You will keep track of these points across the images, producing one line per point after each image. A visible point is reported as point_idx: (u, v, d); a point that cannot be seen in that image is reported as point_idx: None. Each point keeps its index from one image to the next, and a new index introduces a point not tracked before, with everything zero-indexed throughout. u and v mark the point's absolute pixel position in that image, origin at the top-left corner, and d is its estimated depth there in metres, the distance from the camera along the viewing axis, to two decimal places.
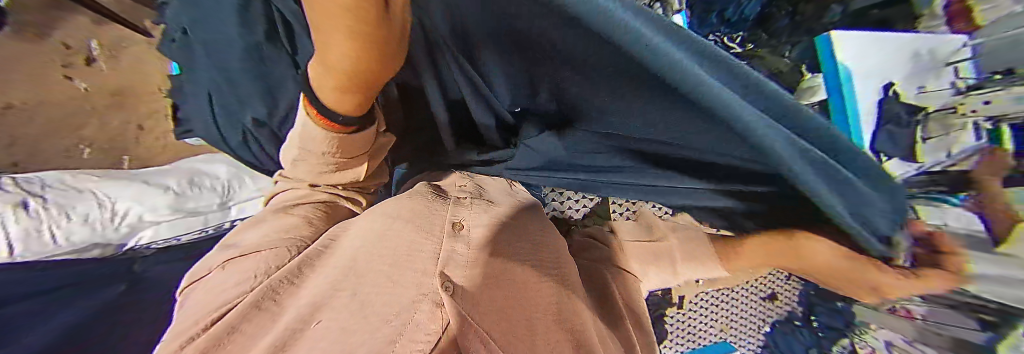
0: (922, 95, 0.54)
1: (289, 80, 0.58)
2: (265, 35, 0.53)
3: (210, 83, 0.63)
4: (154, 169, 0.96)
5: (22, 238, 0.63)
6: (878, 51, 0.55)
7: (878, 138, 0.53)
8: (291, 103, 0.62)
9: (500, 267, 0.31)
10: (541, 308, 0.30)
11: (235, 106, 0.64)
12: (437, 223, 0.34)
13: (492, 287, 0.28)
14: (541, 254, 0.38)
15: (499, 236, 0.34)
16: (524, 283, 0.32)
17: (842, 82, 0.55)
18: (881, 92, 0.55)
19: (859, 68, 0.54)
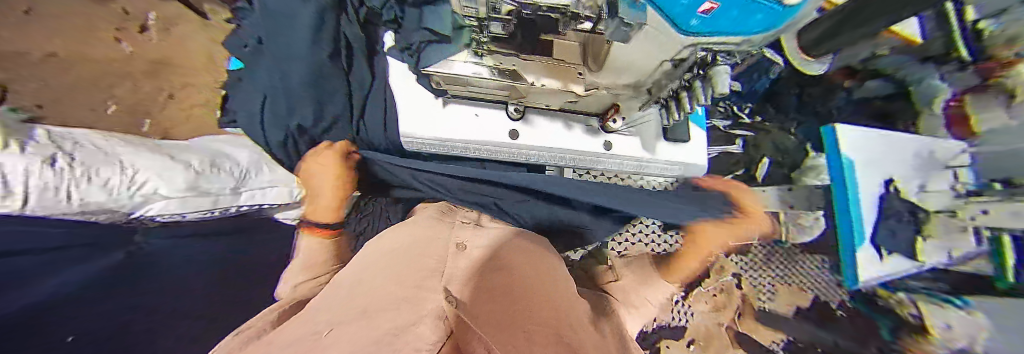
0: (926, 195, 0.60)
1: (340, 93, 0.64)
2: (330, 54, 0.61)
3: (267, 87, 0.59)
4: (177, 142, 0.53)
5: (42, 194, 0.33)
6: (874, 146, 0.58)
7: (878, 234, 0.56)
8: (335, 115, 0.64)
9: (492, 283, 0.27)
10: (542, 320, 0.23)
11: (284, 112, 0.60)
12: (438, 246, 0.33)
13: (485, 297, 0.23)
14: (540, 274, 0.33)
15: (499, 258, 0.32)
16: (521, 293, 0.27)
17: (846, 174, 0.56)
18: (882, 187, 0.57)
19: (860, 160, 0.56)
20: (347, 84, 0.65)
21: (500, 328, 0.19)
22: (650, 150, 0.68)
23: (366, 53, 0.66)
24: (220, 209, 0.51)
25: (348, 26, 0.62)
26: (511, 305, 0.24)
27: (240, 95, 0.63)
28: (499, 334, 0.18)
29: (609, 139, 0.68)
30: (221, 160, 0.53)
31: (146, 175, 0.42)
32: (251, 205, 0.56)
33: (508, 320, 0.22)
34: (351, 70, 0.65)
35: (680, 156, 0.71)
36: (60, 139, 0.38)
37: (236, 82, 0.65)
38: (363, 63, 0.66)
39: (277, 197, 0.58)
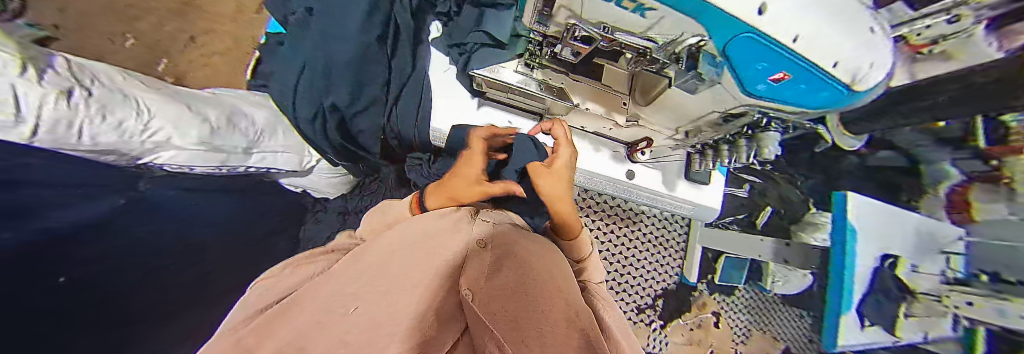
0: (916, 274, 0.62)
1: (379, 78, 0.63)
2: (376, 39, 0.59)
3: (307, 58, 0.56)
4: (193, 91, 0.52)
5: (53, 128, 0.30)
6: (878, 219, 0.59)
7: (865, 305, 0.57)
8: (370, 101, 0.64)
9: (508, 277, 0.30)
10: (553, 314, 0.25)
11: (318, 87, 0.57)
12: (458, 240, 0.36)
13: (502, 293, 0.26)
14: (546, 272, 0.35)
15: (506, 249, 0.36)
16: (538, 292, 0.29)
17: (847, 241, 0.57)
18: (878, 261, 0.58)
19: (864, 230, 0.57)
20: (387, 70, 0.63)
21: (512, 320, 0.22)
22: (669, 188, 0.72)
23: (412, 41, 0.64)
24: (229, 167, 0.52)
25: (402, 12, 0.61)
26: (527, 297, 0.27)
27: (277, 57, 0.59)
28: (507, 325, 0.21)
29: (632, 169, 0.71)
30: (237, 118, 0.52)
31: (161, 123, 0.41)
32: (263, 168, 0.57)
33: (515, 315, 0.23)
34: (394, 54, 0.63)
35: (697, 199, 0.76)
36: (83, 72, 0.35)
37: (274, 45, 0.60)
38: (409, 47, 0.64)
39: (286, 163, 0.60)
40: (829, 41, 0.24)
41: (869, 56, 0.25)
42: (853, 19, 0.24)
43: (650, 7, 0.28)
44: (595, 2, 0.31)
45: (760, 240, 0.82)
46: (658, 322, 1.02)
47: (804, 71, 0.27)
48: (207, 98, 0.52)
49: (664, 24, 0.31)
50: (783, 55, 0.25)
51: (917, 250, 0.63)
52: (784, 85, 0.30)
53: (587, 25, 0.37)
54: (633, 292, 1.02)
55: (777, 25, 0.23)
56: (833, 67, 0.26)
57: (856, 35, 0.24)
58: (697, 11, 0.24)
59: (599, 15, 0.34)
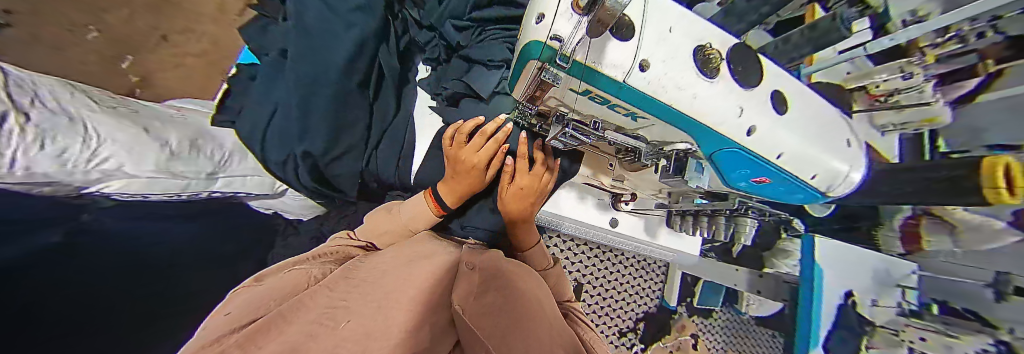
0: (876, 307, 0.66)
1: (363, 122, 0.62)
2: (359, 83, 0.60)
3: (283, 100, 0.55)
4: (151, 112, 0.47)
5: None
6: (842, 260, 0.64)
7: (830, 340, 0.61)
8: (347, 147, 0.61)
9: (496, 296, 0.33)
10: (535, 331, 0.28)
11: (294, 135, 0.55)
12: (426, 270, 0.35)
13: (490, 311, 0.30)
14: (541, 299, 0.38)
15: (496, 269, 0.39)
16: (519, 310, 0.31)
17: (815, 279, 0.61)
18: (841, 298, 0.63)
19: (829, 270, 0.62)
20: (369, 113, 0.64)
21: (501, 336, 0.26)
22: (651, 235, 0.78)
23: (397, 82, 0.67)
24: (189, 193, 0.49)
25: (387, 57, 0.64)
26: (508, 316, 0.30)
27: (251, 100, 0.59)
28: (495, 339, 0.25)
29: (616, 216, 0.77)
30: (203, 141, 0.51)
31: (112, 150, 0.37)
32: (228, 192, 0.56)
33: (502, 334, 0.26)
34: (376, 97, 0.65)
35: (676, 245, 0.82)
36: (24, 89, 0.31)
37: (246, 81, 0.61)
38: (393, 89, 0.66)
39: (258, 186, 0.60)
40: (803, 164, 0.36)
41: (842, 171, 0.37)
42: (830, 150, 0.36)
43: (642, 116, 0.34)
44: (591, 104, 0.36)
45: (735, 269, 0.87)
46: (639, 345, 1.04)
47: (781, 177, 0.37)
48: (172, 117, 0.50)
49: (652, 129, 0.38)
50: (771, 168, 0.36)
51: (879, 286, 0.68)
52: (761, 185, 0.41)
53: (576, 116, 0.40)
54: (616, 313, 1.04)
55: (762, 146, 0.34)
56: (811, 178, 0.37)
57: (825, 162, 0.36)
58: (700, 135, 0.34)
59: (591, 110, 0.38)
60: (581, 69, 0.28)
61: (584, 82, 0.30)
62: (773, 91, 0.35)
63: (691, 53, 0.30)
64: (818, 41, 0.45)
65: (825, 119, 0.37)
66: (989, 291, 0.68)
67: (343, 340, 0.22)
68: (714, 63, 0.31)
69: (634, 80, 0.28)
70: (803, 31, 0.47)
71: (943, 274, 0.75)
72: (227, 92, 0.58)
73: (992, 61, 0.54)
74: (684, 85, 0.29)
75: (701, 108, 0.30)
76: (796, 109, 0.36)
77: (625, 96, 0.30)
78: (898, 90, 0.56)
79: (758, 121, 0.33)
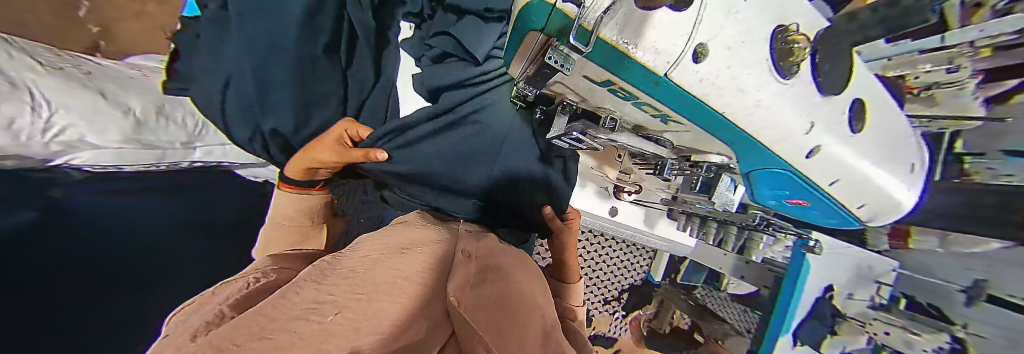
0: (849, 300, 0.69)
1: None
2: (324, 46, 0.54)
3: (236, 66, 0.49)
4: (103, 72, 0.45)
5: None
6: (837, 261, 0.66)
7: (801, 328, 0.65)
8: (324, 121, 0.56)
9: (492, 288, 0.31)
10: (533, 329, 0.27)
11: (255, 103, 0.51)
12: (417, 258, 0.32)
13: (486, 303, 0.27)
14: (539, 294, 0.39)
15: (493, 264, 0.38)
16: (513, 300, 0.30)
17: (797, 278, 0.64)
18: (820, 292, 0.66)
19: (818, 270, 0.64)
20: (343, 83, 0.59)
21: (496, 326, 0.24)
22: (649, 225, 0.80)
23: (372, 44, 0.59)
24: (168, 163, 0.50)
25: (358, 12, 0.56)
26: (508, 308, 0.28)
27: (200, 62, 0.50)
28: (492, 331, 0.22)
29: (616, 205, 0.76)
30: (170, 106, 0.51)
31: (68, 120, 0.37)
32: (211, 161, 0.56)
33: (498, 326, 0.24)
34: (349, 63, 0.58)
35: (674, 235, 0.85)
36: None
37: (193, 39, 0.50)
38: (370, 55, 0.58)
39: (240, 157, 0.60)
40: (849, 189, 0.36)
41: (868, 196, 0.37)
42: (884, 173, 0.36)
43: (675, 121, 0.30)
44: (612, 98, 0.31)
45: (722, 254, 0.88)
46: (621, 312, 1.17)
47: (822, 201, 0.37)
48: (131, 78, 0.49)
49: (683, 133, 0.34)
50: (819, 194, 0.35)
51: (862, 282, 0.71)
52: (796, 205, 0.41)
53: (582, 107, 0.38)
54: (603, 285, 1.13)
55: (815, 168, 0.32)
56: (857, 206, 0.38)
57: (875, 191, 0.37)
58: (748, 150, 0.30)
59: (608, 105, 0.33)
60: (608, 53, 0.21)
61: (606, 71, 0.24)
62: (854, 102, 0.31)
63: (770, 38, 0.23)
64: (890, 23, 0.29)
65: (885, 138, 0.35)
66: (960, 295, 0.70)
67: (338, 320, 0.19)
68: (793, 58, 0.25)
69: (680, 74, 0.21)
70: (875, 7, 0.30)
71: (922, 274, 0.75)
72: (174, 53, 0.49)
73: None
74: (750, 89, 0.23)
75: (759, 120, 0.25)
76: (872, 125, 0.33)
77: (659, 91, 0.24)
78: (936, 83, 0.50)
79: (826, 140, 0.29)
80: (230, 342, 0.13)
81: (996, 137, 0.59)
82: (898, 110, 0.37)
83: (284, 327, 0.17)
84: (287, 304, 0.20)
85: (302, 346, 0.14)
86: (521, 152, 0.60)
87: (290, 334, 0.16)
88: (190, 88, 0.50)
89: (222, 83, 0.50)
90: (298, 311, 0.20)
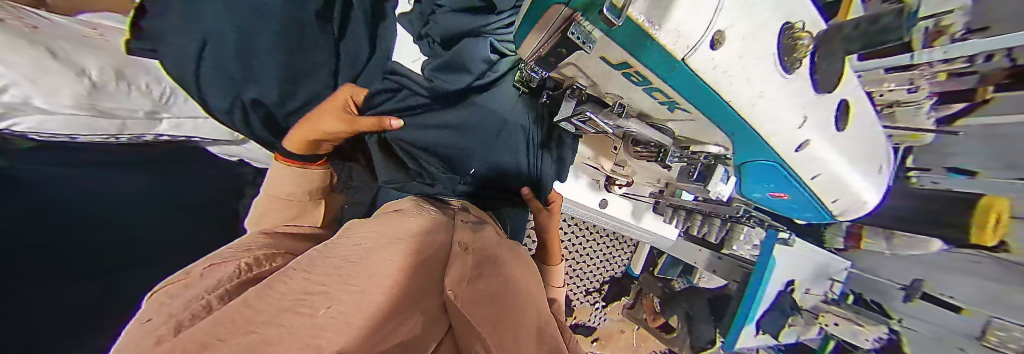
0: (805, 295, 0.76)
1: (326, 67, 0.55)
2: (318, 13, 0.51)
3: (216, 25, 0.43)
4: (38, 25, 0.37)
5: None
6: (801, 257, 0.72)
7: (763, 318, 0.71)
8: (311, 95, 0.56)
9: (490, 283, 0.31)
10: (526, 326, 0.28)
11: (236, 74, 0.47)
12: (411, 248, 0.31)
13: (480, 299, 0.28)
14: (534, 286, 0.40)
15: (492, 260, 0.38)
16: (511, 299, 0.31)
17: (764, 272, 0.69)
18: (784, 285, 0.72)
19: (783, 265, 0.70)
20: (336, 55, 0.56)
21: (494, 323, 0.25)
22: (636, 218, 0.82)
23: (370, 14, 0.56)
24: (130, 135, 0.45)
25: None
26: (502, 302, 0.29)
27: (171, 21, 0.42)
28: (490, 327, 0.24)
29: (607, 198, 0.79)
30: (131, 70, 0.43)
31: None
32: (179, 135, 0.52)
33: (494, 325, 0.25)
34: (345, 34, 0.56)
35: (658, 228, 0.88)
36: None
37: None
38: (364, 24, 0.55)
39: (214, 132, 0.55)
40: (824, 186, 0.39)
41: (841, 193, 0.41)
42: (857, 175, 0.39)
43: (682, 107, 0.31)
44: (625, 83, 0.31)
45: (698, 250, 0.93)
46: (601, 302, 1.23)
47: (799, 194, 0.40)
48: (84, 37, 0.41)
49: (687, 123, 0.35)
50: (800, 185, 0.39)
51: (820, 279, 0.78)
52: (778, 199, 0.45)
53: (591, 91, 0.39)
54: (586, 277, 1.18)
55: (799, 161, 0.34)
56: (832, 201, 0.42)
57: (849, 187, 0.40)
58: (745, 141, 0.31)
59: (619, 90, 0.34)
60: (631, 32, 0.21)
61: (626, 51, 0.24)
62: (839, 102, 0.33)
63: (780, 34, 0.24)
64: (866, 42, 0.26)
65: (862, 138, 0.37)
66: (900, 292, 0.78)
67: (329, 313, 0.19)
68: (798, 54, 0.26)
69: (699, 59, 0.22)
70: (860, 23, 0.26)
71: (868, 272, 0.83)
72: (139, 10, 0.40)
73: (991, 87, 0.52)
74: (756, 79, 0.25)
75: (761, 111, 0.27)
76: (852, 124, 0.35)
77: (676, 77, 0.24)
78: (897, 101, 0.54)
79: (814, 135, 0.32)
80: (214, 336, 0.13)
81: (943, 155, 0.66)
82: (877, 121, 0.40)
83: (272, 320, 0.16)
84: (275, 295, 0.20)
85: (296, 339, 0.14)
86: (529, 137, 0.61)
87: (280, 328, 0.15)
88: (160, 50, 0.43)
89: (197, 44, 0.43)
90: (287, 302, 0.19)
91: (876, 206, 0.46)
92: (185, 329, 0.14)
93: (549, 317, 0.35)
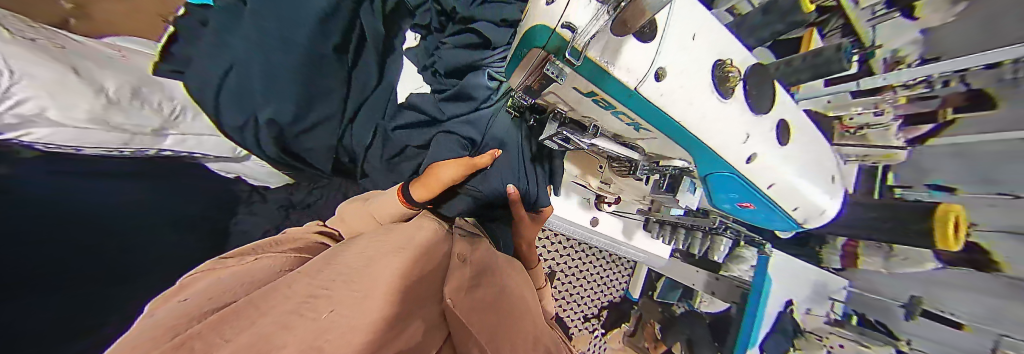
0: (805, 315, 0.74)
1: (337, 92, 0.58)
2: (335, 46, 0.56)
3: (242, 51, 0.47)
4: (69, 48, 0.40)
5: None
6: (794, 276, 0.71)
7: (767, 341, 0.69)
8: (323, 116, 0.57)
9: (486, 294, 0.31)
10: (526, 339, 0.28)
11: (254, 90, 0.48)
12: (412, 257, 0.31)
13: (479, 306, 0.28)
14: (529, 299, 0.39)
15: (488, 274, 0.37)
16: (510, 313, 0.31)
17: (762, 292, 0.68)
18: (782, 306, 0.71)
19: (777, 284, 0.69)
20: (347, 81, 0.60)
21: (492, 333, 0.25)
22: (627, 235, 0.83)
23: (379, 51, 0.62)
24: (134, 149, 0.46)
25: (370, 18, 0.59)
26: (503, 315, 0.29)
27: (204, 48, 0.49)
28: (487, 334, 0.24)
29: (597, 216, 0.80)
30: (149, 90, 0.46)
31: (31, 92, 0.32)
32: (183, 151, 0.53)
33: (491, 333, 0.25)
34: (356, 64, 0.61)
35: (651, 247, 0.88)
36: None
37: (198, 27, 0.50)
38: (375, 56, 0.61)
39: (216, 148, 0.56)
40: (786, 195, 0.41)
41: (805, 200, 0.43)
42: (812, 184, 0.42)
43: (645, 128, 0.34)
44: (594, 108, 0.34)
45: (694, 271, 0.92)
46: (600, 331, 1.18)
47: (764, 204, 0.42)
48: (110, 59, 0.44)
49: (653, 141, 0.37)
50: (760, 196, 0.40)
51: (818, 299, 0.77)
52: (746, 209, 0.46)
53: (570, 115, 0.40)
54: (584, 302, 1.15)
55: (757, 171, 0.37)
56: (793, 209, 0.44)
57: (805, 196, 0.42)
58: (704, 157, 0.35)
59: (592, 114, 0.37)
60: (593, 68, 0.25)
61: (591, 83, 0.28)
62: (780, 121, 0.37)
63: (711, 67, 0.29)
64: (815, 70, 0.37)
65: (810, 150, 0.41)
66: (900, 310, 0.78)
67: (333, 316, 0.18)
68: (730, 84, 0.31)
69: (646, 88, 0.26)
70: (805, 57, 0.38)
71: (869, 292, 0.82)
72: (173, 37, 0.48)
73: (950, 109, 0.58)
74: (698, 102, 0.29)
75: (709, 129, 0.31)
76: (796, 139, 0.39)
77: (632, 103, 0.28)
78: (868, 124, 0.58)
79: (759, 149, 0.35)
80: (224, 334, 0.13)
81: (921, 173, 0.68)
82: (823, 135, 0.44)
83: (280, 320, 0.16)
84: (280, 298, 0.19)
85: (297, 341, 0.14)
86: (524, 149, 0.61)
87: (291, 330, 0.15)
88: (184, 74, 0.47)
89: (218, 72, 0.47)
90: (293, 304, 0.19)
91: (836, 213, 0.48)
92: (181, 332, 0.14)
93: (546, 331, 0.34)
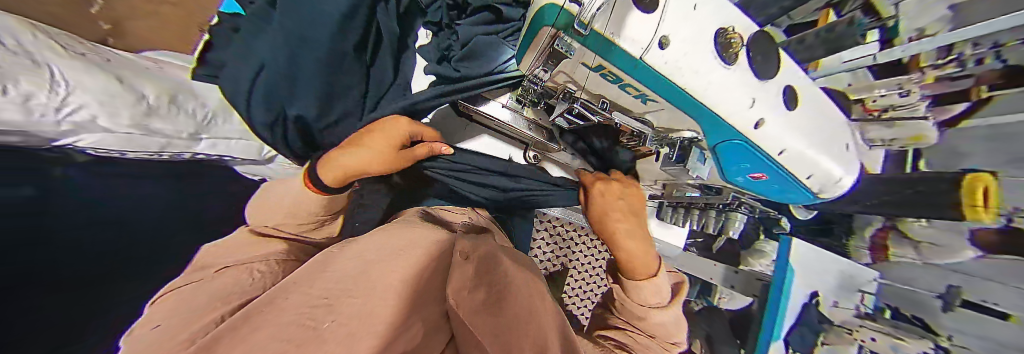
0: (831, 309, 0.71)
1: (356, 86, 0.58)
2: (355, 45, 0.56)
3: (270, 53, 0.50)
4: (111, 59, 0.43)
5: None
6: (817, 265, 0.69)
7: (790, 334, 0.66)
8: (344, 111, 0.58)
9: (487, 291, 0.31)
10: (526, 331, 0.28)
11: (282, 88, 0.51)
12: (415, 254, 0.31)
13: (480, 308, 0.27)
14: (534, 290, 0.40)
15: (491, 266, 0.38)
16: (511, 307, 0.31)
17: (784, 284, 0.66)
18: (806, 298, 0.68)
19: (800, 272, 0.67)
20: (365, 76, 0.60)
21: (495, 332, 0.25)
22: None
23: (396, 47, 0.62)
24: (171, 152, 0.50)
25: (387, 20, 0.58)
26: (505, 308, 0.29)
27: (232, 51, 0.53)
28: (489, 335, 0.24)
29: None
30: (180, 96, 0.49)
31: (84, 102, 0.35)
32: (212, 154, 0.56)
33: (495, 332, 0.25)
34: (373, 62, 0.61)
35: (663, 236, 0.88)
36: None
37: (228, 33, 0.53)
38: (390, 56, 0.61)
39: (241, 151, 0.60)
40: (799, 164, 0.40)
41: (823, 170, 0.42)
42: (826, 154, 0.41)
43: (652, 99, 0.34)
44: (602, 82, 0.34)
45: (711, 264, 0.90)
46: None
47: (778, 175, 0.41)
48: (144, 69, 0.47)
49: (660, 114, 0.38)
50: (770, 164, 0.39)
51: (844, 290, 0.74)
52: (759, 181, 0.45)
53: (583, 94, 0.40)
54: None
55: (764, 139, 0.36)
56: (806, 177, 0.42)
57: (818, 162, 0.41)
58: (714, 127, 0.35)
59: (604, 91, 0.37)
60: (599, 43, 0.26)
61: (599, 57, 0.28)
62: (787, 87, 0.37)
63: (713, 36, 0.29)
64: None
65: (823, 119, 0.41)
66: (938, 301, 0.72)
67: (332, 326, 0.19)
68: (734, 49, 0.31)
69: (653, 58, 0.27)
70: None
71: (899, 282, 0.77)
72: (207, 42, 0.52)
73: (986, 86, 0.56)
74: (702, 70, 0.29)
75: (715, 95, 0.31)
76: (804, 104, 0.38)
77: (639, 74, 0.28)
78: (893, 106, 0.57)
79: (766, 115, 0.35)
80: None
81: (957, 157, 0.64)
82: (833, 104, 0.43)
83: (276, 334, 0.16)
84: (278, 311, 0.19)
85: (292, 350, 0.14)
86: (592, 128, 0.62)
87: (282, 343, 0.15)
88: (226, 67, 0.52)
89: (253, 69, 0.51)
90: (291, 315, 0.19)
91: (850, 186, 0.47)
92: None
93: (549, 321, 0.34)
